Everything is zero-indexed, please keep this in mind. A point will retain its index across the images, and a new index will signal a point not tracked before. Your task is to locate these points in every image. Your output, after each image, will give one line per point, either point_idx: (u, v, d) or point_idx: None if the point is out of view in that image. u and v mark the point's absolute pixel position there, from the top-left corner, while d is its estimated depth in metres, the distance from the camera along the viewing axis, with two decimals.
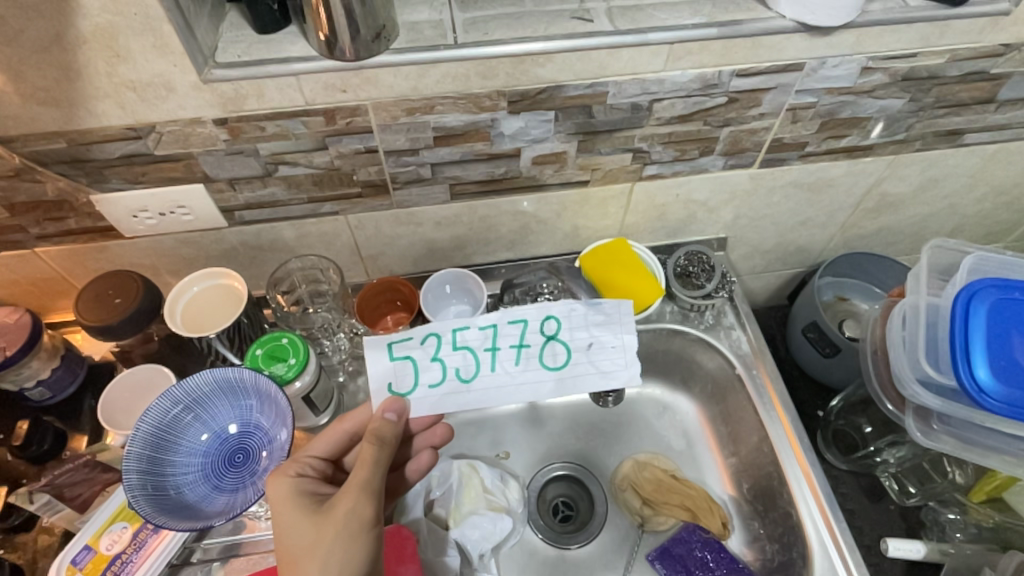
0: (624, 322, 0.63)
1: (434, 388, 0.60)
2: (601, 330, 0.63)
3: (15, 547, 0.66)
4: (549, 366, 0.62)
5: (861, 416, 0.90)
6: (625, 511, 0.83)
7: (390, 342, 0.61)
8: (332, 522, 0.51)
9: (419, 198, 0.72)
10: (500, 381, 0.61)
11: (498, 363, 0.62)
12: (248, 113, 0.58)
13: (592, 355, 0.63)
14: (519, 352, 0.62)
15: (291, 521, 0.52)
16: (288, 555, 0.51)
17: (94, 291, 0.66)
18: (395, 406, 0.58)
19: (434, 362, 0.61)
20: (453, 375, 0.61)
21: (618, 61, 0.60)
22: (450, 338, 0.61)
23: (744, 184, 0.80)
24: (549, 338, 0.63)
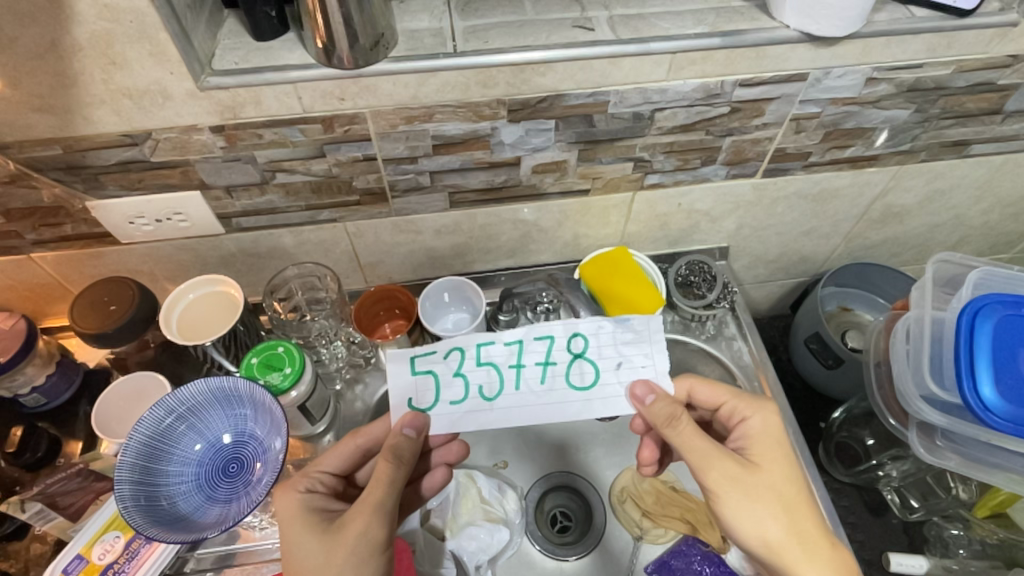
0: (656, 339, 0.59)
1: (456, 404, 0.58)
2: (630, 349, 0.59)
3: (6, 556, 0.65)
4: (576, 385, 0.58)
5: (864, 428, 0.89)
6: (625, 523, 0.82)
7: (413, 356, 0.59)
8: (344, 544, 0.51)
9: (419, 206, 0.72)
10: (523, 400, 0.59)
11: (522, 382, 0.59)
12: (246, 120, 0.57)
13: (622, 375, 0.59)
14: (545, 370, 0.59)
15: (302, 539, 0.53)
16: (297, 574, 0.51)
17: (89, 298, 0.66)
18: (412, 422, 0.56)
19: (457, 378, 0.59)
20: (476, 392, 0.59)
21: (620, 71, 0.59)
22: (473, 354, 0.59)
23: (747, 193, 0.79)
24: (576, 356, 0.59)
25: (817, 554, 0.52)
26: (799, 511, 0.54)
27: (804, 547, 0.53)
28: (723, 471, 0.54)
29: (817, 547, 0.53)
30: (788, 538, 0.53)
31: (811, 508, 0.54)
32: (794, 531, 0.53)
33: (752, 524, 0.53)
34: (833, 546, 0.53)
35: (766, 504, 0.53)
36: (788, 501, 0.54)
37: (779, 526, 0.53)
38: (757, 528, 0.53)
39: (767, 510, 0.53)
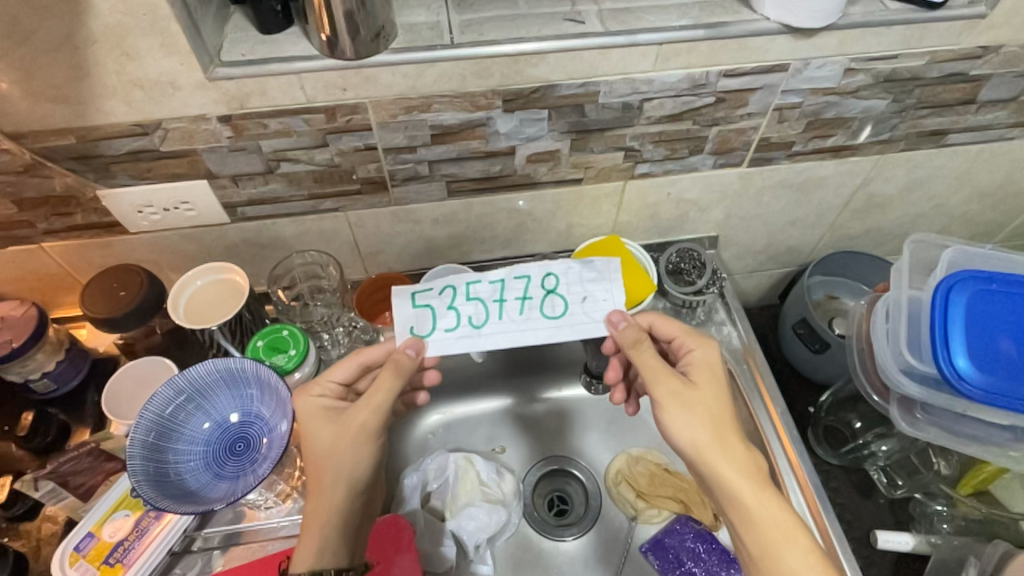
0: (615, 278, 0.64)
1: (450, 331, 0.63)
2: (595, 285, 0.64)
3: (19, 535, 0.67)
4: (548, 315, 0.64)
5: (850, 411, 0.92)
6: (620, 504, 0.84)
7: (413, 291, 0.65)
8: (348, 432, 0.59)
9: (417, 195, 0.74)
10: (506, 327, 0.63)
11: (504, 312, 0.64)
12: (252, 110, 0.60)
13: (588, 308, 0.64)
14: (523, 303, 0.64)
15: (313, 428, 0.61)
16: (311, 453, 0.60)
17: (99, 284, 0.68)
18: (416, 343, 0.61)
19: (450, 310, 0.64)
20: (465, 321, 0.64)
21: (609, 62, 0.62)
22: (463, 290, 0.64)
23: (734, 183, 0.82)
24: (549, 291, 0.64)
25: (737, 457, 0.58)
26: (725, 423, 0.59)
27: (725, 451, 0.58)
28: (667, 387, 0.60)
29: (737, 452, 0.58)
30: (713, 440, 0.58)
31: (733, 423, 0.60)
32: (717, 437, 0.59)
33: (683, 426, 0.59)
34: (748, 451, 0.59)
35: (698, 413, 0.59)
36: (716, 414, 0.60)
37: (706, 430, 0.58)
38: (687, 431, 0.59)
39: (698, 417, 0.59)
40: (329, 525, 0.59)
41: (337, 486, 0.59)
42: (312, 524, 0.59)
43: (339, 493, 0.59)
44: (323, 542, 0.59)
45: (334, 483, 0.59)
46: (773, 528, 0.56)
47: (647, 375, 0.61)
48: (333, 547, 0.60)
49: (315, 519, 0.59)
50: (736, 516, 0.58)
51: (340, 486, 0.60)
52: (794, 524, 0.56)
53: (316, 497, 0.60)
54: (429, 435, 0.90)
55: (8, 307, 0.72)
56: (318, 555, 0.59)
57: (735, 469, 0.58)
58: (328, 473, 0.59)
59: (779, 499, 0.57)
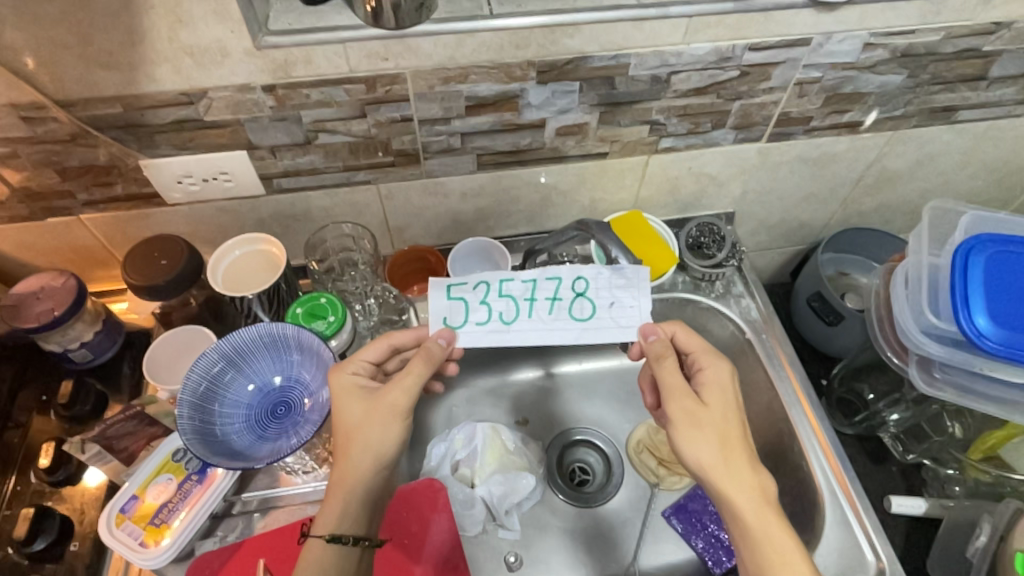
0: (644, 286, 0.65)
1: (481, 325, 0.65)
2: (623, 292, 0.65)
3: (63, 499, 0.69)
4: (576, 317, 0.65)
5: (863, 382, 0.94)
6: (642, 472, 0.87)
7: (448, 283, 0.66)
8: (379, 408, 0.59)
9: (448, 168, 0.76)
10: (535, 327, 0.64)
11: (534, 311, 0.65)
12: (296, 79, 0.62)
13: (615, 314, 0.65)
14: (553, 303, 0.65)
15: (343, 401, 0.60)
16: (341, 427, 0.60)
17: (141, 252, 0.69)
18: (448, 334, 0.64)
19: (483, 304, 0.65)
20: (496, 317, 0.65)
21: (641, 34, 0.64)
22: (496, 286, 0.65)
23: (753, 158, 0.84)
24: (578, 295, 0.65)
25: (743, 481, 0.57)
26: (733, 445, 0.58)
27: (730, 475, 0.57)
28: (679, 406, 0.59)
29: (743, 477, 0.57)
30: (720, 463, 0.57)
31: (743, 445, 0.59)
32: (724, 458, 0.58)
33: (693, 443, 0.58)
34: (755, 474, 0.57)
35: (707, 434, 0.58)
36: (725, 435, 0.59)
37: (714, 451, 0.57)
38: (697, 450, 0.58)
39: (705, 436, 0.58)
40: (353, 497, 0.58)
41: (364, 461, 0.58)
42: (336, 493, 0.58)
43: (365, 467, 0.58)
44: (345, 511, 0.58)
45: (361, 457, 0.58)
46: (773, 557, 0.55)
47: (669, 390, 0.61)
48: (353, 517, 0.59)
49: (339, 489, 0.58)
50: (739, 539, 0.57)
51: (367, 460, 0.58)
52: (796, 553, 0.55)
53: (341, 469, 0.58)
54: (454, 408, 0.92)
55: (48, 277, 0.73)
56: (338, 524, 0.58)
57: (740, 493, 0.57)
58: (356, 445, 0.58)
59: (784, 530, 0.56)
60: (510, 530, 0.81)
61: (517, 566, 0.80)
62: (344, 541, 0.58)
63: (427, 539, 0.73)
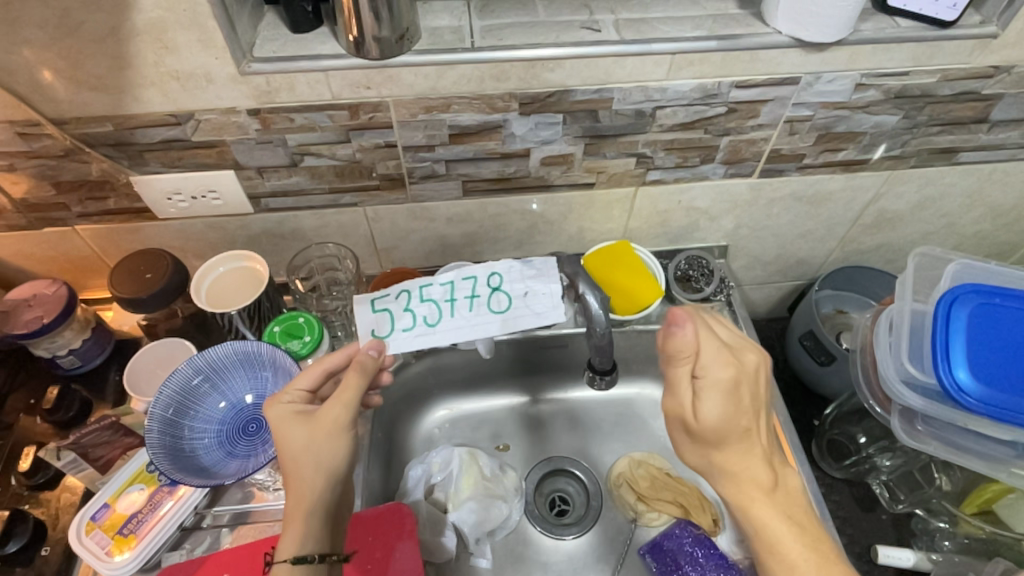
0: (554, 274, 0.66)
1: (407, 331, 0.65)
2: (535, 281, 0.66)
3: (40, 503, 0.70)
4: (494, 309, 0.65)
5: (856, 425, 0.91)
6: (620, 506, 0.85)
7: (372, 298, 0.67)
8: (324, 426, 0.58)
9: (434, 194, 0.77)
10: (459, 324, 0.65)
11: (456, 311, 0.66)
12: (280, 105, 0.63)
13: (529, 302, 0.66)
14: (472, 300, 0.66)
15: (284, 430, 0.59)
16: (287, 456, 0.58)
17: (127, 266, 0.71)
18: (377, 344, 0.63)
19: (406, 312, 0.66)
20: (421, 321, 0.65)
21: (624, 70, 0.64)
22: (416, 292, 0.66)
23: (744, 193, 0.83)
24: (495, 289, 0.66)
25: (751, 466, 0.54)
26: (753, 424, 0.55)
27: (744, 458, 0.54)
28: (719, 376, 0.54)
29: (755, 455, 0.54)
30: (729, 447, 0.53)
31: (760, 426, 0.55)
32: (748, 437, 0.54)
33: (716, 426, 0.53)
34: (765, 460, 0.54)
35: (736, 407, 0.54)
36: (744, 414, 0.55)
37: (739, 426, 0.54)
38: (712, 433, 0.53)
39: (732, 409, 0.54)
40: (313, 516, 0.58)
41: (316, 478, 0.57)
42: (295, 516, 0.57)
43: (318, 484, 0.57)
44: (308, 533, 0.58)
45: (313, 475, 0.57)
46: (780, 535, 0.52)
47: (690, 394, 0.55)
48: (317, 538, 0.58)
49: (298, 512, 0.57)
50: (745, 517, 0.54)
51: (319, 477, 0.57)
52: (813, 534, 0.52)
53: (295, 491, 0.57)
54: (435, 430, 0.92)
55: (40, 285, 0.76)
56: (302, 546, 0.57)
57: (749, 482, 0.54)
58: (307, 466, 0.57)
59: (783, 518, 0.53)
60: (483, 558, 0.80)
61: None
62: (309, 561, 0.57)
63: (390, 566, 0.70)
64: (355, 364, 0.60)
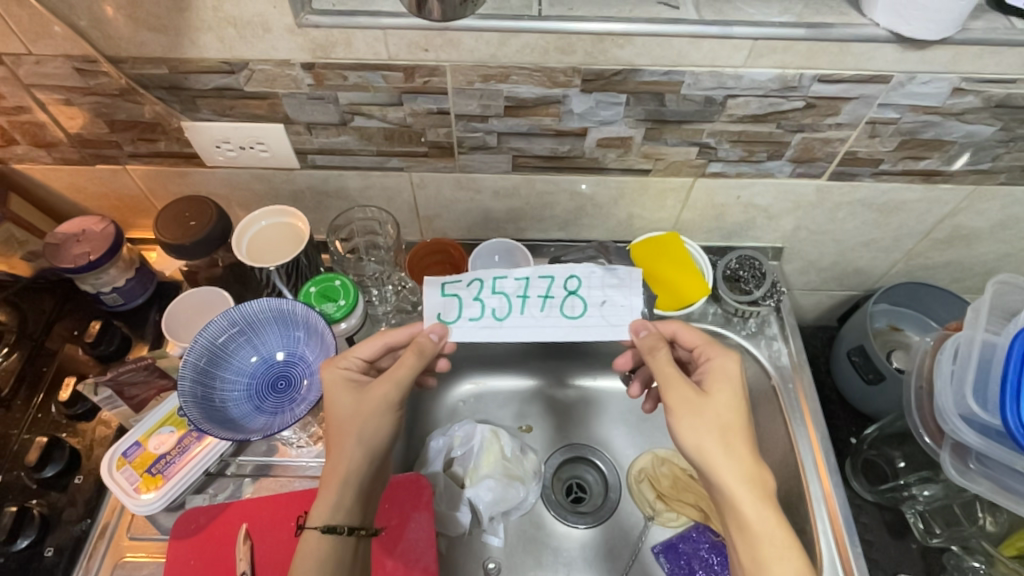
0: (636, 285, 0.64)
1: (473, 321, 0.64)
2: (616, 291, 0.64)
3: (76, 432, 0.73)
4: (568, 315, 0.64)
5: (895, 449, 0.87)
6: (639, 502, 0.84)
7: (442, 281, 0.66)
8: (372, 400, 0.59)
9: (482, 165, 0.74)
10: (527, 323, 0.64)
11: (526, 308, 0.64)
12: (334, 60, 0.61)
13: (607, 312, 0.64)
14: (545, 300, 0.65)
15: (336, 396, 0.60)
16: (334, 421, 0.60)
17: (173, 211, 0.71)
18: (440, 328, 0.63)
19: (476, 301, 0.65)
20: (489, 313, 0.64)
21: (699, 52, 0.60)
22: (489, 283, 0.65)
23: (810, 194, 0.78)
24: (570, 293, 0.65)
25: (744, 471, 0.55)
26: (733, 434, 0.57)
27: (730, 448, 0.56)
28: (677, 392, 0.58)
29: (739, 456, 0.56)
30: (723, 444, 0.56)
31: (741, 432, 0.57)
32: (724, 443, 0.56)
33: (689, 430, 0.57)
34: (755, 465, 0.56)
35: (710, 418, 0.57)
36: (726, 424, 0.57)
37: (712, 435, 0.56)
38: (684, 433, 0.57)
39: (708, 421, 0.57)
40: (346, 488, 0.58)
41: (354, 449, 0.58)
42: (329, 484, 0.58)
43: (354, 454, 0.58)
44: (340, 503, 0.58)
45: (352, 446, 0.58)
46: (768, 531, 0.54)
47: (660, 378, 0.60)
48: (347, 510, 0.58)
49: (333, 481, 0.58)
50: (736, 540, 0.56)
51: (359, 450, 0.58)
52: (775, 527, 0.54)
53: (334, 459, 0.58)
54: (460, 404, 0.91)
55: (90, 221, 0.76)
56: (332, 516, 0.57)
57: (751, 504, 0.54)
58: (350, 436, 0.58)
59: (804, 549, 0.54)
60: (495, 536, 0.80)
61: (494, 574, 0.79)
62: (338, 531, 0.57)
63: (403, 536, 0.69)
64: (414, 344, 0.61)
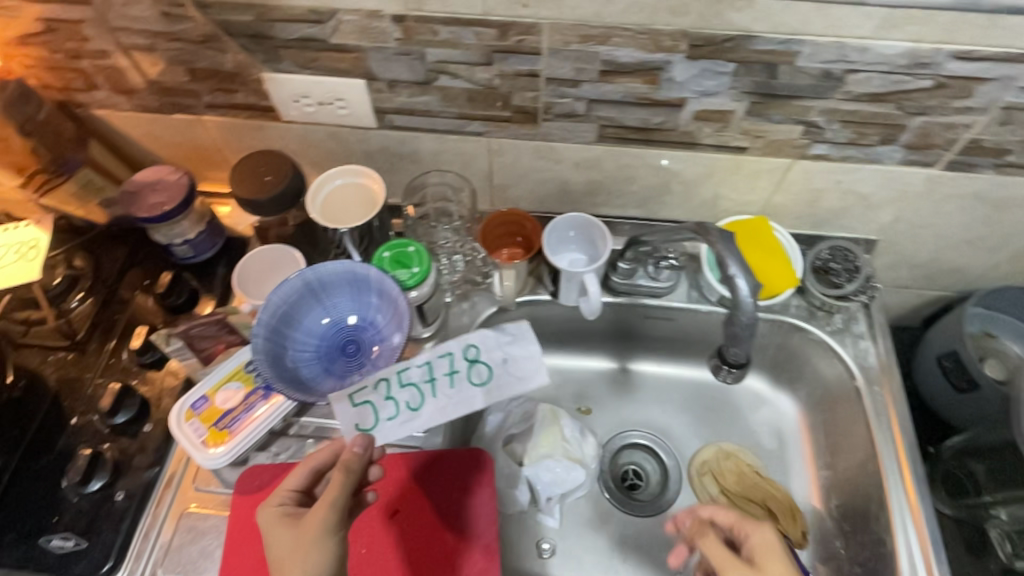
0: (529, 334, 0.64)
1: (392, 420, 0.62)
2: (513, 346, 0.64)
3: (146, 380, 0.73)
4: (477, 382, 0.63)
5: (977, 462, 0.82)
6: (699, 495, 0.81)
7: (348, 391, 0.62)
8: (308, 532, 0.51)
9: (567, 134, 0.70)
10: (444, 404, 0.63)
11: (437, 390, 0.63)
12: (426, 14, 0.58)
13: (512, 368, 0.64)
14: (452, 376, 0.63)
15: (271, 539, 0.53)
16: (273, 566, 0.51)
17: (248, 165, 0.70)
18: (363, 439, 0.56)
19: (388, 399, 0.62)
20: (404, 408, 0.63)
21: (825, 19, 0.54)
22: (393, 379, 0.62)
23: (919, 184, 0.72)
24: (473, 361, 0.63)
25: None
26: None
27: None
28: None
29: None
30: None
31: None
32: None
33: None
34: None
35: None
36: None
37: None
38: None
39: None
40: None
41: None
42: None
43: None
44: None
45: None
46: None
47: (715, 565, 0.56)
48: None
49: None
50: None
51: None
52: None
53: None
54: None
55: (165, 171, 0.76)
56: None
57: None
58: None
59: None
60: (550, 517, 0.78)
61: (548, 554, 0.78)
62: None
63: (463, 511, 0.67)
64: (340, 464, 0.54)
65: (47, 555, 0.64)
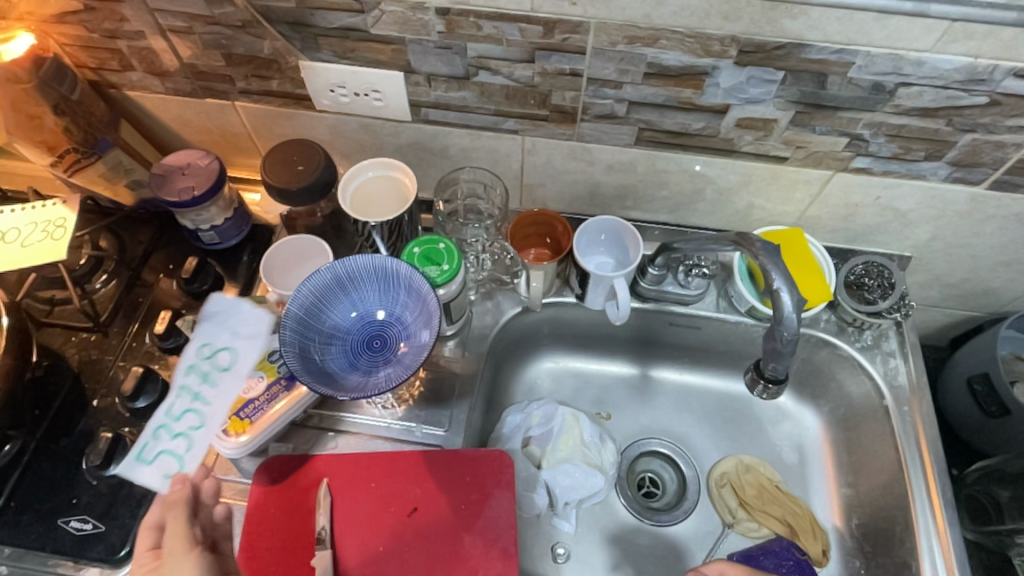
0: (224, 303, 0.74)
1: (190, 445, 0.66)
2: (229, 319, 0.72)
3: (168, 366, 0.73)
4: (225, 364, 0.70)
5: (1004, 488, 0.79)
6: (718, 507, 0.80)
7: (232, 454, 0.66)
8: (169, 562, 0.50)
9: (604, 135, 0.69)
10: (220, 393, 0.68)
11: (208, 379, 0.69)
12: (471, 8, 0.57)
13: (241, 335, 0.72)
14: (204, 375, 0.69)
15: None
16: None
17: (280, 153, 0.69)
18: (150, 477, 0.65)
19: (174, 437, 0.66)
20: (189, 429, 0.67)
21: (882, 31, 0.53)
22: (172, 429, 0.67)
23: (960, 203, 0.70)
24: (212, 352, 0.71)
25: None
26: None
27: None
28: None
29: None
30: None
31: None
32: None
33: None
34: None
35: None
36: None
37: None
38: None
39: None
40: None
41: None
42: None
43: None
44: None
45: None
46: None
47: None
48: None
49: None
50: None
51: None
52: None
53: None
54: (539, 380, 0.88)
55: (195, 155, 0.75)
56: None
57: None
58: None
59: None
60: (566, 521, 0.77)
61: (563, 559, 0.77)
62: None
63: (482, 512, 0.66)
64: (173, 497, 0.55)
65: (66, 537, 0.64)
